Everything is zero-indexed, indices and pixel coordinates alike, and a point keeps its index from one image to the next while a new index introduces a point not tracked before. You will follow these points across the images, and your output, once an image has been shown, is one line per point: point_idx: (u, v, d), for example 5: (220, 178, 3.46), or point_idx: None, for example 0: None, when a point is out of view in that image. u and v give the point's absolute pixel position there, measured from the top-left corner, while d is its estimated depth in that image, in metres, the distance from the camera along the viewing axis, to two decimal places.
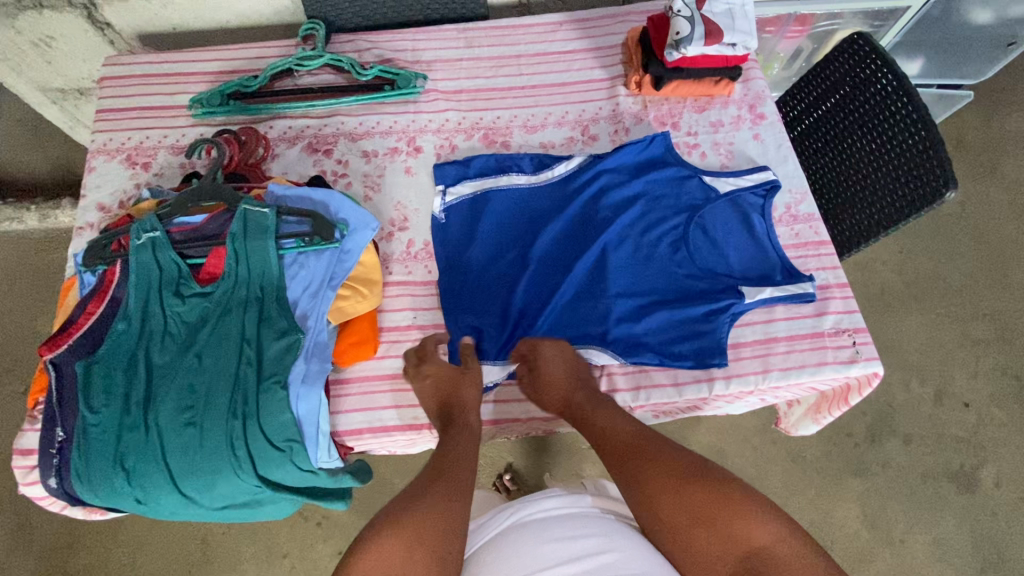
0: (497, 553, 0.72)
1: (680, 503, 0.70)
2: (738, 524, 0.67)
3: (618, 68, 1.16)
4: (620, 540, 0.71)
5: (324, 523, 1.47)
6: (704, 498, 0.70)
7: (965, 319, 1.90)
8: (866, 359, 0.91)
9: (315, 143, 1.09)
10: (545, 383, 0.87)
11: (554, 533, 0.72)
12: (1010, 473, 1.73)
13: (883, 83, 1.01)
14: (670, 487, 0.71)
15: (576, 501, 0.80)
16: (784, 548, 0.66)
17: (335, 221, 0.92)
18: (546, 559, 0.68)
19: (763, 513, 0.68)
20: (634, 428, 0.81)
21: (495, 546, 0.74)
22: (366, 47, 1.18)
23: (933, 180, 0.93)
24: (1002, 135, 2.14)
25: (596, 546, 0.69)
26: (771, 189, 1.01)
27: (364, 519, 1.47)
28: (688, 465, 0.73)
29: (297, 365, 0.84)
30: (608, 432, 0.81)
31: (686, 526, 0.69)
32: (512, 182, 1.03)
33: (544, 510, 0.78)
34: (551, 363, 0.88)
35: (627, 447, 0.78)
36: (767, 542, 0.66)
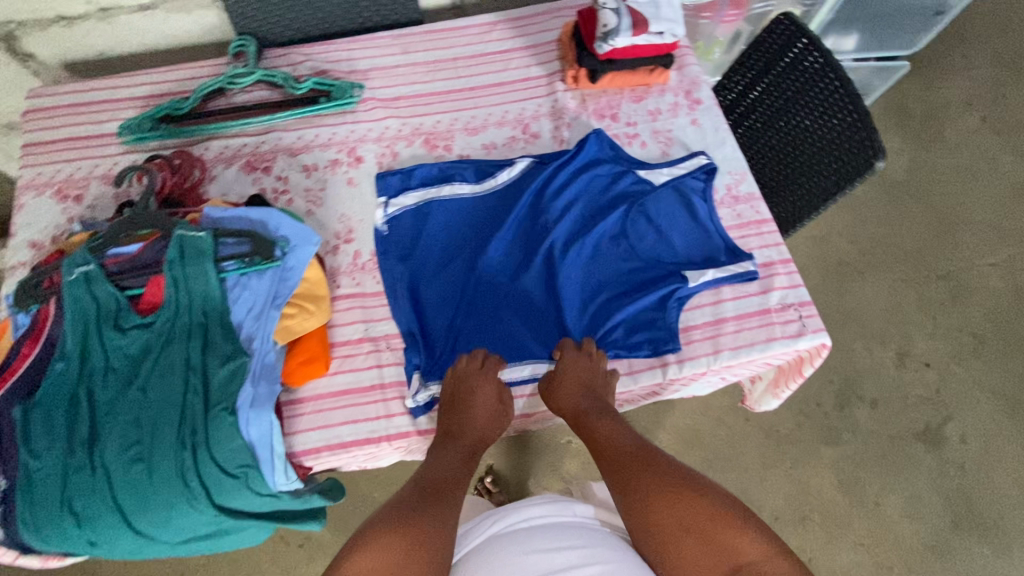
0: (484, 563, 0.72)
1: (670, 513, 0.70)
2: (726, 536, 0.67)
3: (555, 64, 1.16)
4: (606, 552, 0.72)
5: (306, 545, 1.45)
6: (695, 510, 0.70)
7: (921, 282, 1.96)
8: (813, 331, 0.93)
9: (254, 160, 1.07)
10: (559, 384, 0.87)
11: (540, 543, 0.73)
12: (973, 427, 1.79)
13: (810, 62, 1.05)
14: (661, 497, 0.72)
15: (562, 509, 0.80)
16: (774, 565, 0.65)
17: (275, 238, 0.91)
18: (534, 569, 0.68)
19: (753, 528, 0.68)
20: (636, 442, 0.81)
21: (481, 555, 0.74)
22: (300, 60, 1.16)
23: (865, 151, 0.96)
24: (941, 101, 2.21)
25: (582, 558, 0.70)
26: (709, 173, 1.03)
27: (346, 536, 1.45)
28: (683, 478, 0.74)
29: (245, 388, 0.82)
30: (610, 439, 0.82)
31: (675, 535, 0.69)
32: (455, 192, 1.03)
33: (530, 518, 0.77)
34: (572, 369, 0.88)
35: (623, 453, 0.79)
36: (756, 557, 0.66)
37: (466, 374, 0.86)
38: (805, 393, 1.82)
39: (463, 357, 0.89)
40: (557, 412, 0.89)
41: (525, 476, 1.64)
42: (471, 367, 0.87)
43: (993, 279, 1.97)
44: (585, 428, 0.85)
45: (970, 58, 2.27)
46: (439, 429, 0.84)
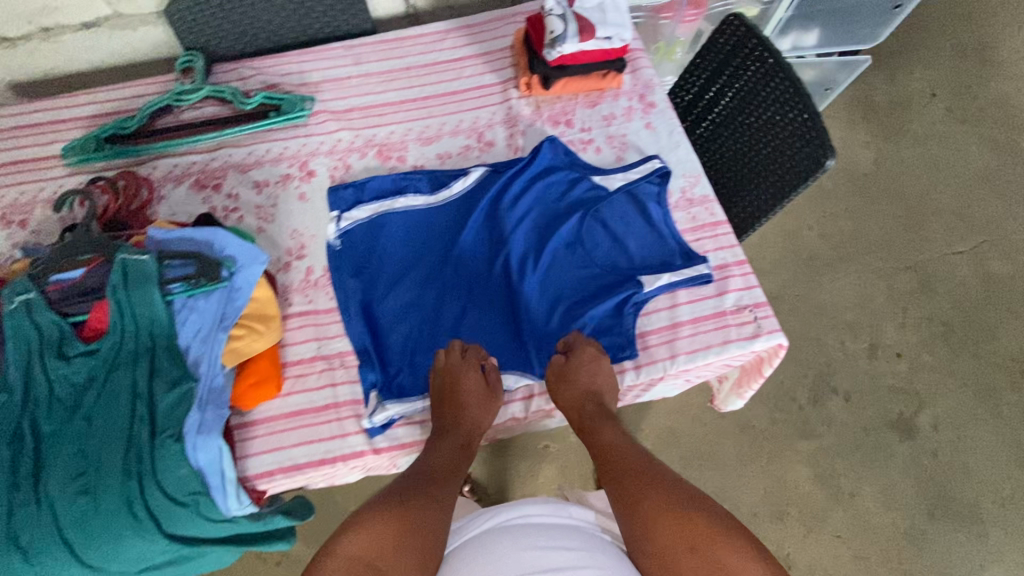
0: (477, 556, 0.73)
1: (671, 530, 0.67)
2: (729, 560, 0.63)
3: (509, 71, 1.15)
4: (599, 556, 0.73)
5: (282, 562, 1.43)
6: (701, 529, 0.66)
7: (891, 273, 1.97)
8: (768, 333, 0.93)
9: (203, 178, 1.05)
10: (568, 382, 0.86)
11: (535, 540, 0.75)
12: (946, 415, 1.81)
13: (760, 61, 1.05)
14: (666, 512, 0.68)
15: (559, 510, 0.82)
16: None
17: (222, 259, 0.89)
18: (525, 565, 0.70)
19: (757, 553, 0.63)
20: (642, 454, 0.79)
21: (476, 547, 0.76)
22: (250, 74, 1.15)
23: (816, 149, 0.96)
24: (906, 93, 2.23)
25: (574, 559, 0.71)
26: (663, 177, 1.03)
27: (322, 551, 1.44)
28: (692, 496, 0.70)
29: (190, 416, 0.80)
30: (617, 448, 0.81)
31: (677, 553, 0.65)
32: (408, 203, 1.02)
33: (527, 517, 0.80)
34: (584, 371, 0.86)
35: (630, 462, 0.77)
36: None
37: (463, 369, 0.85)
38: (779, 388, 1.83)
39: (441, 351, 0.89)
40: (563, 412, 0.88)
41: (503, 483, 1.63)
42: (455, 359, 0.86)
43: (962, 269, 1.98)
44: (592, 436, 0.84)
45: (933, 49, 2.29)
46: (433, 421, 0.84)
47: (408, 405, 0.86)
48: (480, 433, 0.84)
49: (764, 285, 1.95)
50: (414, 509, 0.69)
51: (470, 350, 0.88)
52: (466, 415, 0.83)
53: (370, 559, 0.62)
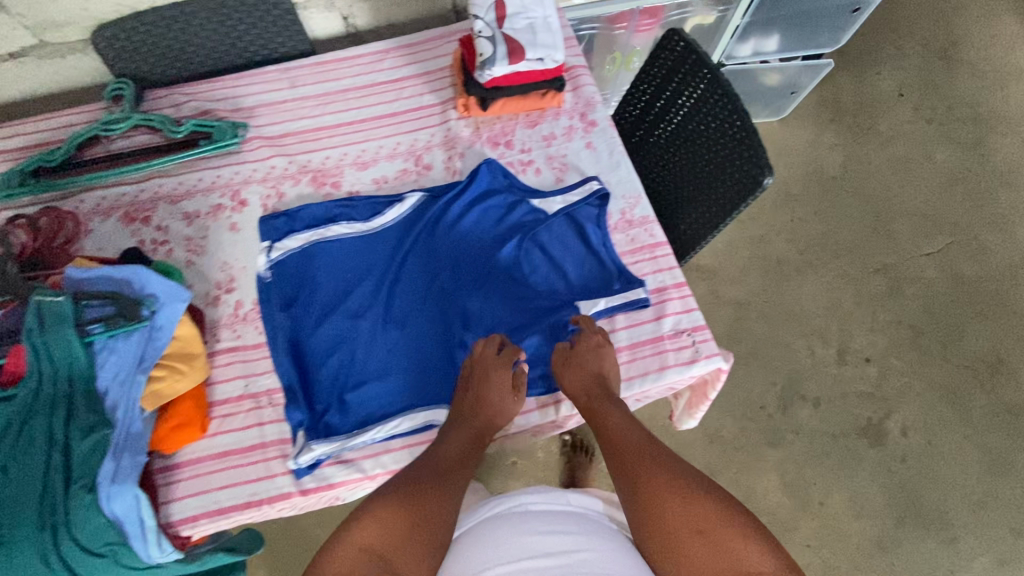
0: (474, 547, 0.71)
1: (678, 512, 0.67)
2: (733, 544, 0.64)
3: (448, 91, 1.13)
4: (598, 540, 0.71)
5: None
6: (707, 512, 0.66)
7: (859, 277, 1.96)
8: (706, 357, 0.91)
9: (132, 211, 1.02)
10: (572, 365, 0.85)
11: (534, 526, 0.72)
12: (916, 420, 1.79)
13: (700, 78, 1.03)
14: (674, 494, 0.68)
15: (557, 498, 0.78)
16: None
17: (142, 298, 0.86)
18: (523, 551, 0.68)
19: (759, 537, 0.65)
20: (648, 437, 0.77)
21: (475, 537, 0.73)
22: (183, 100, 1.12)
23: (754, 168, 0.94)
24: (873, 94, 2.21)
25: (574, 543, 0.69)
26: (602, 198, 1.01)
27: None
28: (697, 478, 0.70)
29: (104, 464, 0.78)
30: (619, 431, 0.78)
31: (683, 536, 0.66)
32: (340, 232, 0.99)
33: (525, 506, 0.76)
34: (590, 359, 0.86)
35: (636, 445, 0.76)
36: (761, 568, 0.62)
37: (493, 362, 0.85)
38: (748, 396, 1.82)
39: (481, 342, 0.88)
40: (568, 395, 0.86)
41: None
42: (488, 353, 0.86)
43: (929, 270, 1.96)
44: (596, 417, 0.82)
45: (901, 49, 2.28)
46: (454, 409, 0.84)
47: (336, 444, 0.85)
48: (496, 428, 0.83)
49: (732, 293, 1.94)
50: (423, 502, 0.68)
51: (505, 343, 0.88)
52: (486, 408, 0.82)
53: (380, 550, 0.63)
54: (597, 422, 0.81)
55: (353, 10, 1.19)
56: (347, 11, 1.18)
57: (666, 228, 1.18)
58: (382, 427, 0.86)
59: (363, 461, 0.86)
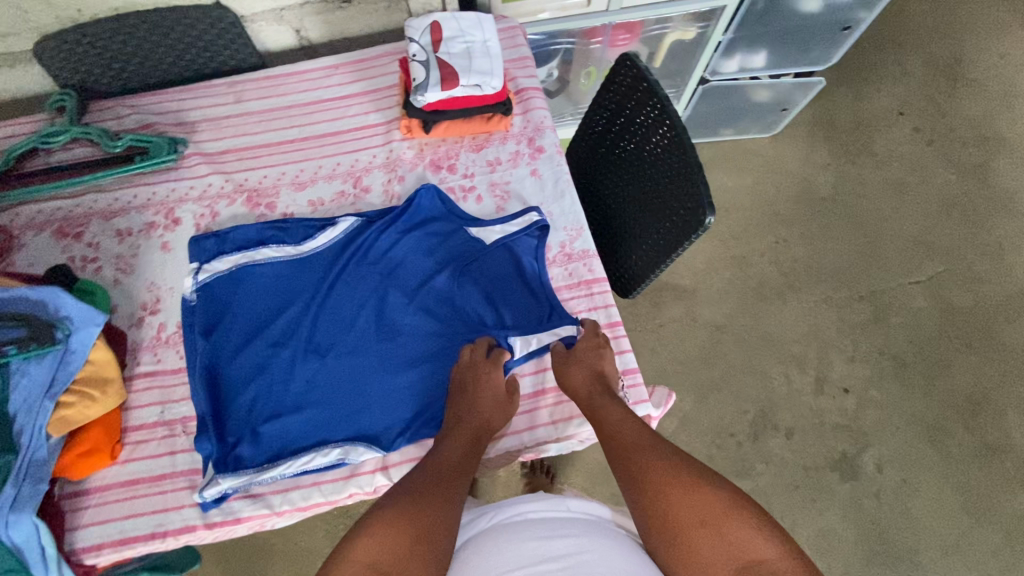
0: (475, 557, 0.67)
1: (681, 504, 0.66)
2: (740, 534, 0.62)
3: (394, 110, 1.10)
4: (598, 539, 0.67)
5: None
6: (709, 503, 0.65)
7: (843, 303, 1.88)
8: (633, 404, 0.88)
9: (65, 226, 1.01)
10: (575, 361, 0.86)
11: (534, 533, 0.68)
12: (892, 455, 1.72)
13: (651, 106, 0.97)
14: (675, 487, 0.67)
15: (557, 505, 0.73)
16: (787, 568, 0.60)
17: (55, 320, 0.84)
18: (524, 559, 0.64)
19: (766, 526, 0.63)
20: (647, 431, 0.76)
21: (475, 548, 0.69)
22: (127, 113, 1.11)
23: (697, 206, 0.90)
24: (871, 111, 2.13)
25: (576, 545, 0.65)
26: (539, 229, 0.97)
27: None
28: (698, 469, 0.69)
29: (3, 491, 0.76)
30: (619, 428, 0.77)
31: (687, 529, 0.64)
32: (269, 256, 0.97)
33: (523, 513, 0.72)
34: (583, 362, 0.86)
35: (634, 442, 0.74)
36: (770, 557, 0.60)
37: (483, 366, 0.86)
38: (718, 423, 1.76)
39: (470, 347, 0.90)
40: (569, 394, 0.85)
41: None
42: (477, 356, 0.88)
43: (917, 299, 1.88)
44: (596, 416, 0.81)
45: (903, 66, 2.19)
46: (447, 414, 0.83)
47: (243, 479, 0.83)
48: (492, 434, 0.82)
49: (709, 314, 1.87)
50: (422, 507, 0.66)
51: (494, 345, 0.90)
52: (480, 410, 0.82)
53: (383, 564, 0.60)
54: (596, 421, 0.80)
55: (305, 23, 1.16)
56: (298, 24, 1.16)
57: (617, 256, 1.15)
58: (293, 463, 0.84)
59: (272, 497, 0.85)
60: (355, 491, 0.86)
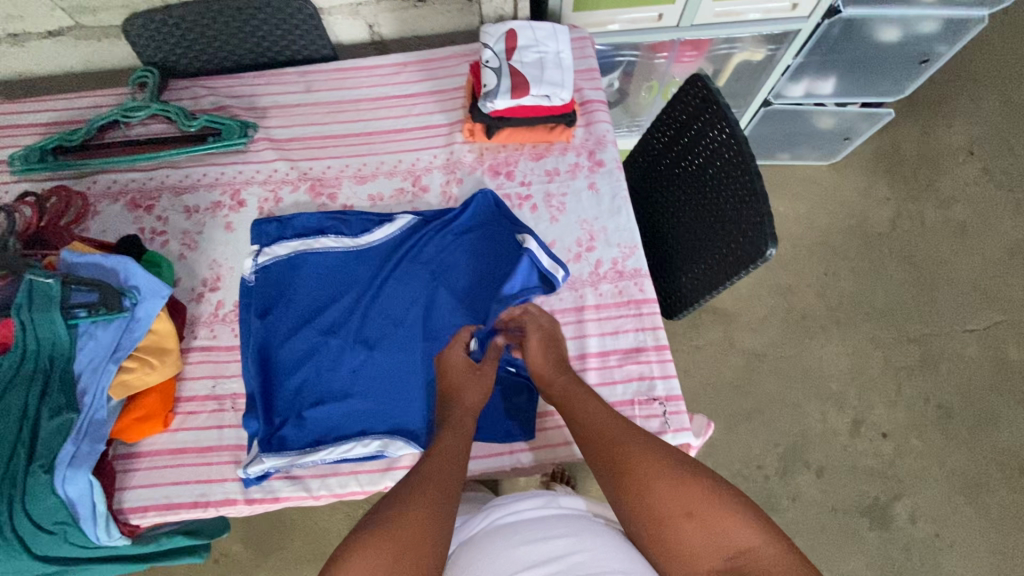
0: (471, 562, 0.67)
1: (668, 497, 0.66)
2: (726, 524, 0.64)
3: (458, 112, 1.11)
4: (589, 538, 0.66)
5: (221, 560, 1.48)
6: (694, 494, 0.66)
7: (890, 344, 1.81)
8: (675, 431, 0.87)
9: (138, 198, 1.06)
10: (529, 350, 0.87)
11: (525, 537, 0.67)
12: (927, 507, 1.65)
13: (719, 130, 0.96)
14: (659, 480, 0.67)
15: (549, 502, 0.74)
16: (772, 550, 0.62)
17: (124, 289, 0.89)
18: (517, 566, 0.63)
19: (749, 512, 0.65)
20: (621, 421, 0.76)
21: (467, 550, 0.70)
22: (203, 94, 1.15)
23: (758, 236, 0.88)
24: (939, 148, 2.04)
25: (567, 546, 0.65)
26: (546, 288, 0.95)
27: (258, 554, 1.48)
28: (681, 460, 0.70)
29: (64, 447, 0.81)
30: (597, 423, 0.76)
31: (674, 522, 0.65)
32: (327, 245, 0.99)
33: (516, 513, 0.72)
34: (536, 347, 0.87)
35: (611, 439, 0.74)
36: (755, 543, 0.63)
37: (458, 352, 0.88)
38: (747, 453, 1.72)
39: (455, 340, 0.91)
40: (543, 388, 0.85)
41: None
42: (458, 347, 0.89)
43: (970, 348, 1.80)
44: (570, 409, 0.80)
45: (978, 104, 2.09)
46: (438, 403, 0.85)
47: (285, 460, 0.85)
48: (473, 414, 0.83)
49: (748, 341, 1.84)
50: (411, 511, 0.65)
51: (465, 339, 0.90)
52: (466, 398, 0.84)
53: None
54: (570, 414, 0.80)
55: (379, 19, 1.18)
56: (372, 19, 1.18)
57: (668, 276, 1.14)
58: (334, 449, 0.86)
59: (310, 480, 0.87)
60: (390, 484, 0.88)
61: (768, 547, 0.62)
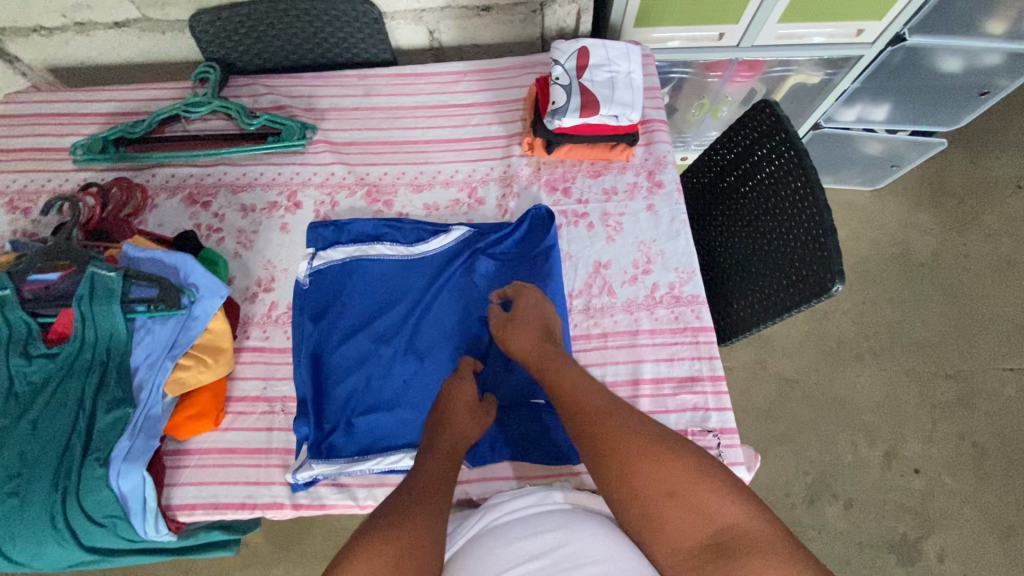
0: (465, 560, 0.63)
1: (645, 474, 0.61)
2: (707, 499, 0.59)
3: (517, 125, 1.11)
4: (581, 530, 0.63)
5: (245, 551, 1.48)
6: (676, 472, 0.61)
7: (926, 378, 1.78)
8: (728, 464, 0.85)
9: (195, 193, 1.07)
10: (516, 332, 0.84)
11: (517, 533, 0.64)
12: (956, 548, 1.61)
13: (786, 157, 0.93)
14: (638, 458, 0.62)
15: (542, 498, 0.71)
16: (760, 527, 0.57)
17: (183, 286, 0.89)
18: (510, 560, 0.59)
19: (734, 488, 0.60)
20: (606, 396, 0.71)
21: (461, 550, 0.66)
22: (263, 92, 1.15)
23: (822, 271, 0.86)
24: (987, 180, 2.00)
25: (559, 539, 0.61)
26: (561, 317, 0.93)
27: (283, 550, 1.48)
28: (664, 435, 0.65)
29: (120, 441, 0.81)
30: (581, 396, 0.72)
31: (653, 502, 0.60)
32: (382, 253, 0.99)
33: (511, 512, 0.69)
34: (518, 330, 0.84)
35: (591, 412, 0.69)
36: (740, 519, 0.57)
37: (461, 393, 0.84)
38: (775, 480, 1.69)
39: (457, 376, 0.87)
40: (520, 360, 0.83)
41: None
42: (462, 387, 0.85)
43: (1009, 387, 1.76)
44: (554, 381, 0.76)
45: None
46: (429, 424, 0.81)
47: (334, 467, 0.85)
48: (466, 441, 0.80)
49: (781, 366, 1.81)
50: (410, 517, 0.62)
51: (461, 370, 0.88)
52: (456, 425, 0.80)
53: None
54: (556, 386, 0.75)
55: (440, 26, 1.18)
56: (434, 26, 1.18)
57: (722, 301, 1.12)
58: (380, 459, 0.86)
59: (357, 489, 0.87)
60: None
61: (758, 531, 0.57)
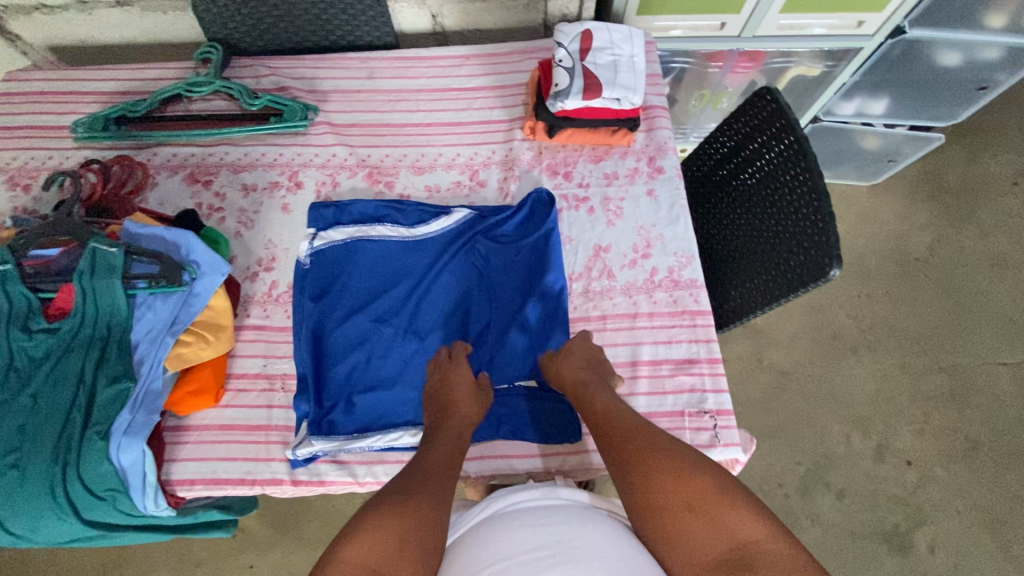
0: (464, 553, 0.61)
1: (666, 488, 0.62)
2: (726, 515, 0.59)
3: (519, 109, 1.11)
4: (589, 526, 0.61)
5: (242, 535, 1.49)
6: (698, 487, 0.61)
7: (919, 371, 1.79)
8: (724, 445, 0.86)
9: (197, 173, 1.07)
10: (566, 356, 0.85)
11: (523, 521, 0.62)
12: (947, 539, 1.62)
13: (785, 144, 0.93)
14: (663, 473, 0.63)
15: (547, 492, 0.67)
16: (780, 547, 0.57)
17: (185, 263, 0.89)
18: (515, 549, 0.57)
19: (753, 505, 0.60)
20: (638, 417, 0.74)
21: (464, 538, 0.65)
22: (265, 73, 1.15)
23: (820, 255, 0.87)
24: (983, 177, 2.01)
25: (566, 531, 0.60)
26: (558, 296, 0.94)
27: (279, 533, 1.48)
28: (691, 454, 0.66)
29: (120, 416, 0.81)
30: (614, 416, 0.74)
31: (673, 514, 0.60)
32: (383, 234, 0.99)
33: (515, 504, 0.67)
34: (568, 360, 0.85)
35: (626, 430, 0.71)
36: (760, 537, 0.57)
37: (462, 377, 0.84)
38: (768, 470, 1.71)
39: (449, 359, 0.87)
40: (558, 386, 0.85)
41: None
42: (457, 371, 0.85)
43: (1002, 381, 1.78)
44: (588, 404, 0.78)
45: None
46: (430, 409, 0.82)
47: (334, 444, 0.86)
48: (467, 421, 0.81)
49: (776, 358, 1.83)
50: (413, 501, 0.62)
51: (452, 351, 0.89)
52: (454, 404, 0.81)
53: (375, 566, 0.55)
54: (593, 409, 0.77)
55: (443, 10, 1.18)
56: (437, 10, 1.18)
57: (720, 287, 1.13)
58: (379, 437, 0.87)
59: (357, 466, 0.88)
60: None
61: (779, 552, 0.56)
